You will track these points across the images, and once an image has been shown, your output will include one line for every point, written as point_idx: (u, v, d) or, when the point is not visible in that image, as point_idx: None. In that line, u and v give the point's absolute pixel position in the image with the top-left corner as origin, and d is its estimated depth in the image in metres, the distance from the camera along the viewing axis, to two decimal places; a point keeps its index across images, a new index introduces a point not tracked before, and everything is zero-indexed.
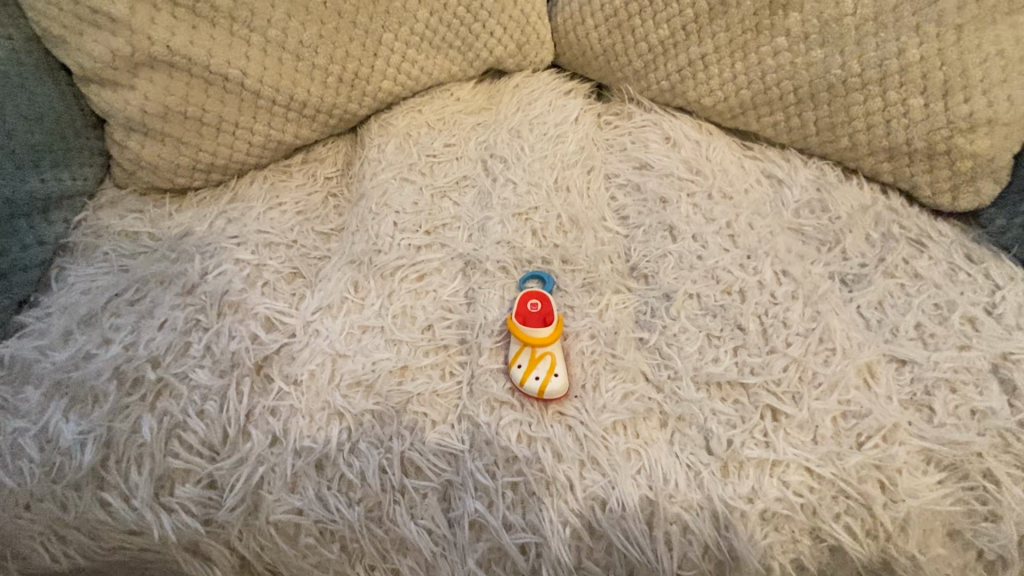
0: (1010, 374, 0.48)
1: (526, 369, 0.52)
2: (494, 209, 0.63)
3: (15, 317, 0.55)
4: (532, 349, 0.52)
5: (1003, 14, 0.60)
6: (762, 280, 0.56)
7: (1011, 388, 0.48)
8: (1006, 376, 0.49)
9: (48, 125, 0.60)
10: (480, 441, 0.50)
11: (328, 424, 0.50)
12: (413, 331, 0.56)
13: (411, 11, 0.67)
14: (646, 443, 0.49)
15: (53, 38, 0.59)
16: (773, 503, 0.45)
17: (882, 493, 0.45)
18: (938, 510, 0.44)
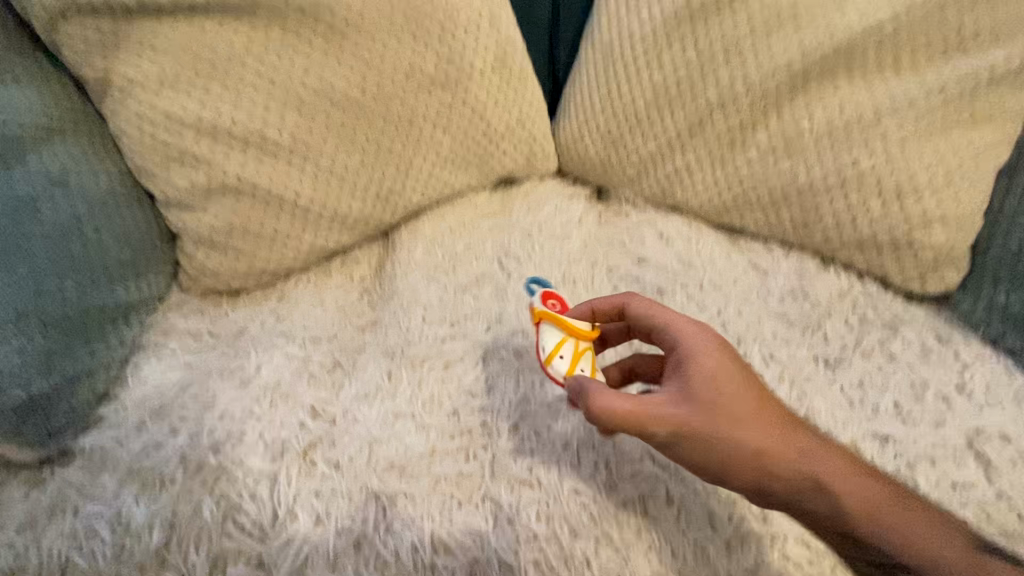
0: (983, 449, 0.55)
1: (570, 361, 0.53)
2: (510, 302, 0.72)
3: (98, 410, 0.62)
4: (561, 340, 0.54)
5: (939, 128, 0.70)
6: (751, 363, 0.63)
7: (986, 462, 0.54)
8: (980, 450, 0.55)
9: (134, 242, 0.70)
10: (504, 519, 0.55)
11: (366, 504, 0.56)
12: (440, 416, 0.62)
13: (437, 138, 0.80)
14: (653, 518, 0.54)
15: (145, 171, 0.72)
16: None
17: None
18: None
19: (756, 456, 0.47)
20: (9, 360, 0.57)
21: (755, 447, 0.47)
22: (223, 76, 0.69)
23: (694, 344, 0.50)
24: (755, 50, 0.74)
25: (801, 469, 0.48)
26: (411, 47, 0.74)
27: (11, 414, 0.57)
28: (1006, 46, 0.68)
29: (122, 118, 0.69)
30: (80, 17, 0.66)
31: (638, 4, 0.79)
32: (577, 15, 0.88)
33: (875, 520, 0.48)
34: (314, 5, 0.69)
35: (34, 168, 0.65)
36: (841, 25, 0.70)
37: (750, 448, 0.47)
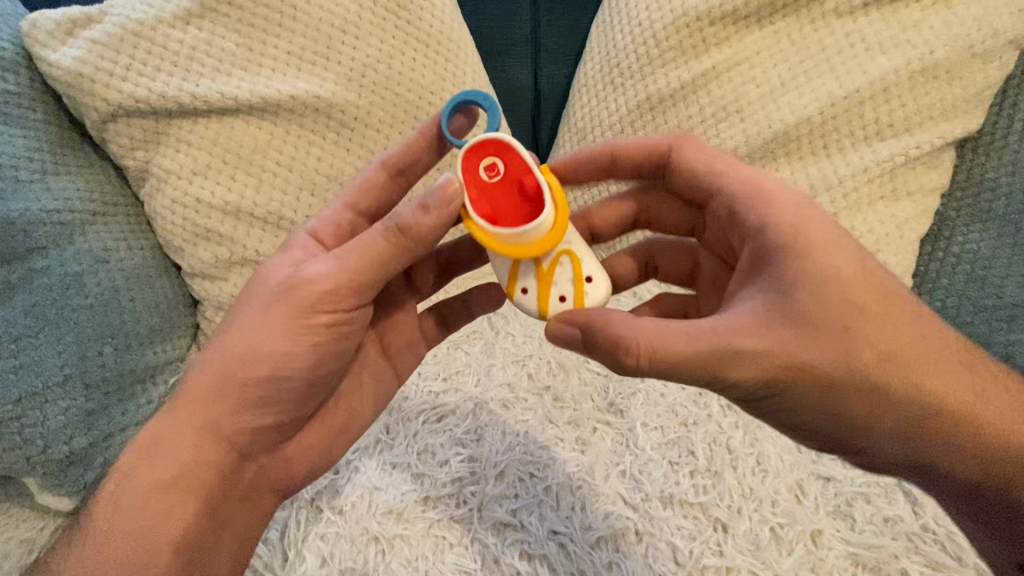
0: (910, 487, 0.64)
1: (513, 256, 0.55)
2: (497, 357, 0.78)
3: None
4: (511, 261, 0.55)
5: (875, 200, 0.80)
6: (711, 413, 0.70)
7: (913, 498, 0.64)
8: (908, 488, 0.64)
9: (163, 309, 0.79)
10: (490, 560, 0.62)
11: (366, 546, 0.63)
12: (433, 465, 0.69)
13: None
14: (624, 555, 0.62)
15: (174, 247, 0.81)
16: None
17: None
18: None
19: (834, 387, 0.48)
20: (56, 419, 0.67)
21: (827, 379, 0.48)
22: (247, 165, 0.80)
23: (796, 231, 0.50)
24: (706, 136, 0.85)
25: (879, 372, 0.48)
26: (410, 136, 0.85)
27: (54, 465, 0.67)
28: (913, 136, 0.78)
29: (158, 201, 0.79)
30: (127, 118, 0.76)
31: (606, 96, 0.90)
32: (557, 101, 1.01)
33: (936, 413, 0.50)
34: (329, 106, 0.81)
35: (82, 248, 0.74)
36: (778, 116, 0.81)
37: (831, 378, 0.48)
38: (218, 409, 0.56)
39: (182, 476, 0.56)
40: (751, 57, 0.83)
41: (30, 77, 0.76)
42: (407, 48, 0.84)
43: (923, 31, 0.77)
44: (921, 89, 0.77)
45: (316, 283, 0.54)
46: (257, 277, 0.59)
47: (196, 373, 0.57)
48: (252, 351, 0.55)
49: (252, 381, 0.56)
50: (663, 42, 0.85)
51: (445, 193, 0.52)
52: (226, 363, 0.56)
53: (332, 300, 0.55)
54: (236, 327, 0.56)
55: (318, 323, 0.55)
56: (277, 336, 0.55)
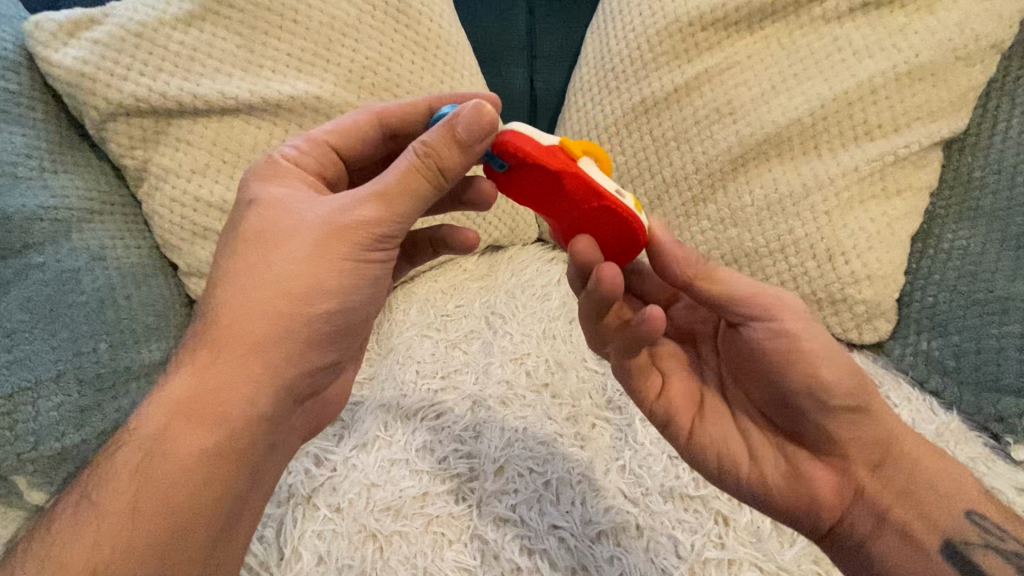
0: None
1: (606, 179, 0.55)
2: (495, 355, 0.78)
3: None
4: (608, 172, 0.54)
5: (867, 199, 0.81)
6: None
7: None
8: None
9: (159, 308, 0.79)
10: (490, 555, 0.62)
11: (364, 543, 0.63)
12: (431, 462, 0.68)
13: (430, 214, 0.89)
14: (626, 549, 0.62)
15: (171, 246, 0.80)
16: None
17: None
18: None
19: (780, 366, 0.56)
20: (48, 415, 0.67)
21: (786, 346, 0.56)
22: (246, 164, 0.80)
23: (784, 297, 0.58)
24: (700, 138, 0.86)
25: (820, 375, 0.55)
26: None
27: (45, 462, 0.67)
28: (901, 136, 0.80)
29: (156, 200, 0.79)
30: (127, 117, 0.77)
31: (602, 100, 0.92)
32: (553, 105, 1.03)
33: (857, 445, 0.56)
34: (327, 106, 0.82)
35: (78, 245, 0.74)
36: (770, 117, 0.83)
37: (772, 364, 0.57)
38: (260, 349, 0.51)
39: (224, 424, 0.49)
40: (742, 60, 0.85)
41: (30, 77, 0.76)
42: (405, 52, 0.86)
43: (908, 35, 0.79)
44: (908, 90, 0.79)
45: (365, 216, 0.52)
46: (275, 210, 0.54)
47: (228, 308, 0.50)
48: (299, 287, 0.51)
49: (297, 318, 0.52)
50: (657, 47, 0.87)
51: (477, 118, 0.50)
52: (268, 300, 0.51)
53: (379, 240, 0.53)
54: (274, 260, 0.51)
55: (361, 258, 0.53)
56: (323, 270, 0.52)
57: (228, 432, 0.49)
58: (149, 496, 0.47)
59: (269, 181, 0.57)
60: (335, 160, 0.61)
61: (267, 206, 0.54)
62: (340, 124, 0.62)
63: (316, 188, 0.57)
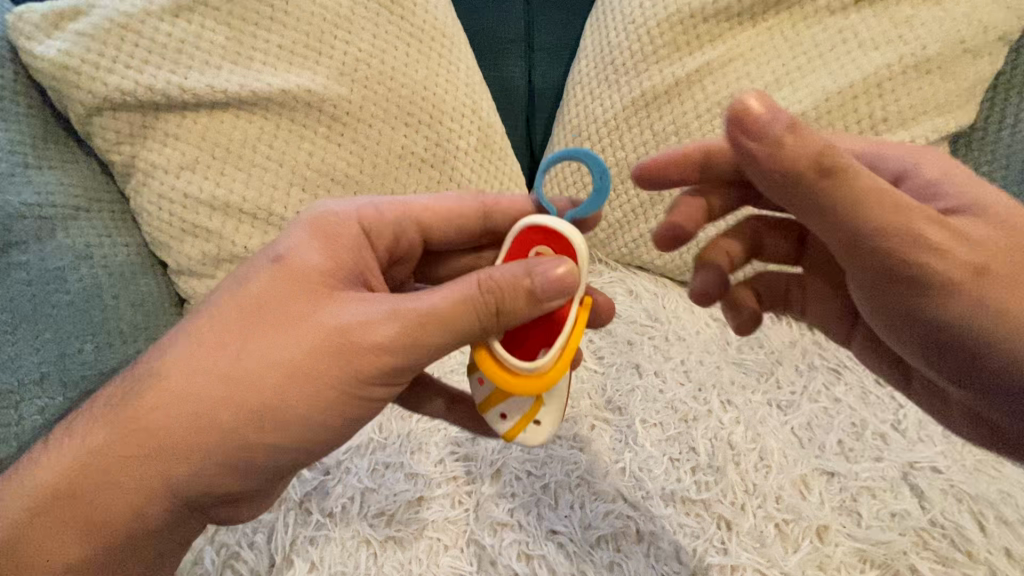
0: (916, 480, 0.65)
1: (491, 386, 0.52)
2: None
3: None
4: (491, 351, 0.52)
5: None
6: (711, 409, 0.70)
7: (919, 492, 0.64)
8: (914, 481, 0.65)
9: (148, 307, 0.77)
10: (487, 562, 0.61)
11: (357, 549, 0.61)
12: (427, 465, 0.67)
13: None
14: (626, 555, 0.61)
15: (159, 244, 0.78)
16: None
17: None
18: None
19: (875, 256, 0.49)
20: (31, 419, 0.66)
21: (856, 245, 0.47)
22: (236, 160, 0.78)
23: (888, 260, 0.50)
24: (702, 132, 0.84)
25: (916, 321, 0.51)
26: (404, 132, 0.84)
27: (26, 467, 0.66)
28: (908, 130, 0.78)
29: (144, 197, 0.77)
30: (113, 112, 0.75)
31: (601, 94, 0.90)
32: (551, 99, 1.00)
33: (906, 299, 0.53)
34: (319, 100, 0.79)
35: (64, 243, 0.72)
36: None
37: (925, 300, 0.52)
38: (193, 453, 0.47)
39: (139, 496, 0.48)
40: (745, 53, 0.83)
41: (14, 71, 0.74)
42: (400, 44, 0.84)
43: (915, 27, 0.77)
44: (914, 83, 0.77)
45: (381, 341, 0.47)
46: (294, 286, 0.49)
47: (184, 377, 0.48)
48: (266, 398, 0.47)
49: (244, 440, 0.47)
50: (657, 39, 0.85)
51: (563, 275, 0.47)
52: (222, 401, 0.47)
53: (372, 378, 0.48)
54: (258, 358, 0.47)
55: (343, 390, 0.48)
56: (296, 399, 0.47)
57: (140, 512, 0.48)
58: (45, 526, 0.49)
59: (314, 239, 0.53)
60: (413, 239, 0.60)
61: (295, 276, 0.50)
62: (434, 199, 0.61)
63: (364, 257, 0.54)
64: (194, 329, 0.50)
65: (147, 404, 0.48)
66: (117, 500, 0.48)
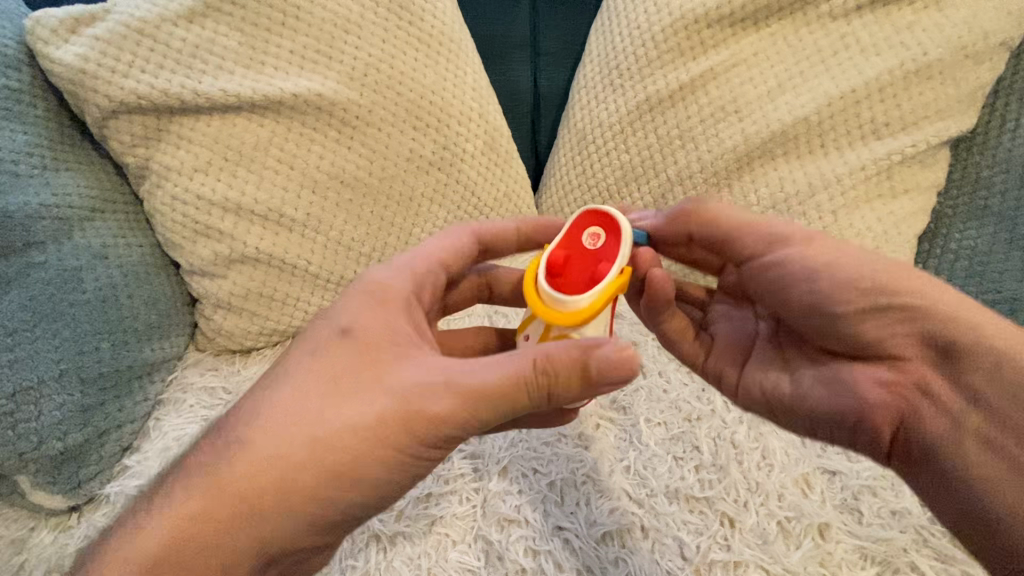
0: None
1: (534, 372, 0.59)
2: None
3: (120, 461, 0.73)
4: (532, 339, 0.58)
5: (875, 198, 0.80)
6: (714, 409, 0.71)
7: None
8: None
9: (162, 306, 0.79)
10: (494, 557, 0.62)
11: (367, 544, 0.63)
12: (435, 462, 0.68)
13: (433, 213, 0.88)
14: (631, 551, 0.62)
15: (172, 245, 0.80)
16: None
17: None
18: None
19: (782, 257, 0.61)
20: (51, 415, 0.67)
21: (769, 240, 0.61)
22: (248, 162, 0.79)
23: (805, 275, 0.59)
24: (705, 136, 0.85)
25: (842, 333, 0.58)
26: (412, 135, 0.85)
27: (47, 461, 0.68)
28: (909, 135, 0.79)
29: (158, 198, 0.79)
30: (129, 115, 0.76)
31: (606, 98, 0.91)
32: (556, 103, 1.02)
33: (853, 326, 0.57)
34: (330, 104, 0.81)
35: (80, 244, 0.74)
36: (776, 115, 0.82)
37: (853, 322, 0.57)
38: (284, 526, 0.47)
39: (223, 572, 0.46)
40: (748, 58, 0.84)
41: (32, 75, 0.76)
42: (409, 49, 0.85)
43: (916, 33, 0.78)
44: (915, 88, 0.78)
45: (438, 412, 0.47)
46: (367, 358, 0.50)
47: (264, 451, 0.47)
48: (342, 476, 0.47)
49: (338, 506, 0.48)
50: (662, 44, 0.86)
51: (620, 363, 0.47)
52: (310, 476, 0.47)
53: (446, 441, 0.49)
54: (341, 433, 0.47)
55: (430, 452, 0.49)
56: (384, 463, 0.48)
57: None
58: None
59: (369, 305, 0.54)
60: (437, 281, 0.61)
61: (363, 348, 0.51)
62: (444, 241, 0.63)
63: (417, 317, 0.56)
64: (264, 413, 0.49)
65: (224, 474, 0.47)
66: None
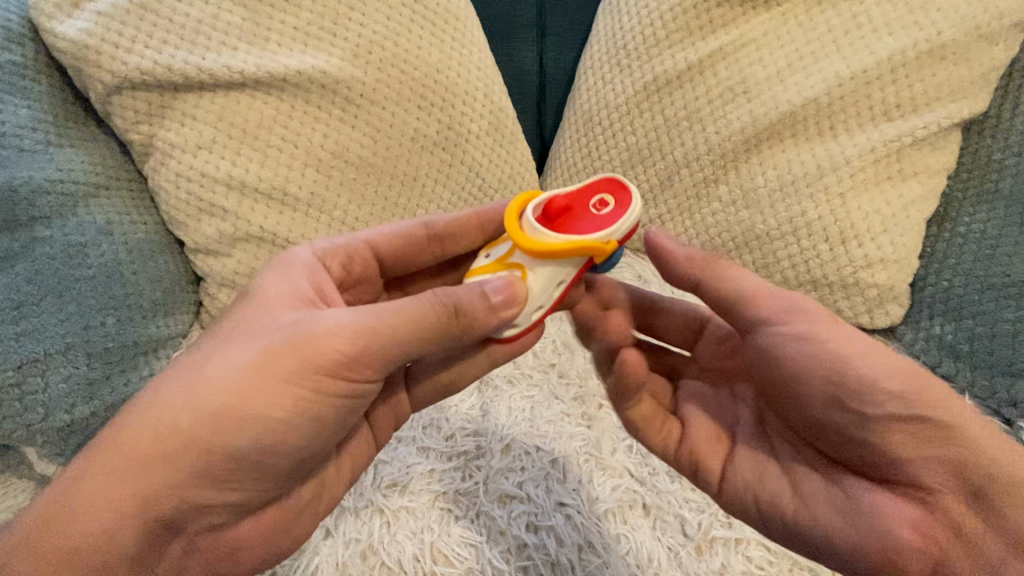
0: None
1: None
2: None
3: None
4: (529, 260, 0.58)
5: (883, 180, 0.79)
6: None
7: None
8: None
9: (165, 284, 0.79)
10: (496, 532, 0.62)
11: (371, 518, 0.63)
12: (438, 439, 0.68)
13: (436, 193, 0.88)
14: (632, 528, 0.63)
15: (177, 223, 0.80)
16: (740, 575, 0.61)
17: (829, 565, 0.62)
18: None
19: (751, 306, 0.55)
20: (57, 387, 0.68)
21: (710, 259, 0.57)
22: (252, 140, 0.79)
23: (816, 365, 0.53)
24: (713, 117, 0.84)
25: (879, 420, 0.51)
26: (416, 115, 0.85)
27: (53, 433, 0.68)
28: (920, 117, 0.78)
29: (162, 176, 0.78)
30: (132, 91, 0.76)
31: (613, 79, 0.90)
32: (562, 84, 1.01)
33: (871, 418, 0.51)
34: (334, 82, 0.80)
35: (85, 219, 0.74)
36: (785, 97, 0.81)
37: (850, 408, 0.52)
38: (165, 467, 0.48)
39: (114, 517, 0.47)
40: (758, 38, 0.83)
41: (35, 50, 0.75)
42: (413, 27, 0.84)
43: (930, 12, 0.77)
44: (928, 69, 0.77)
45: (325, 340, 0.49)
46: (259, 310, 0.54)
47: (161, 398, 0.50)
48: (227, 407, 0.49)
49: (221, 447, 0.49)
50: (670, 23, 0.85)
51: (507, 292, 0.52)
52: (190, 415, 0.49)
53: (340, 373, 0.49)
54: (218, 371, 0.50)
55: (303, 388, 0.49)
56: (259, 399, 0.49)
57: (107, 532, 0.47)
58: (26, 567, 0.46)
59: (275, 272, 0.58)
60: (365, 258, 0.64)
61: (258, 303, 0.54)
62: (389, 228, 0.65)
63: (319, 279, 0.59)
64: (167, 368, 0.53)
65: (123, 434, 0.49)
66: (92, 524, 0.47)
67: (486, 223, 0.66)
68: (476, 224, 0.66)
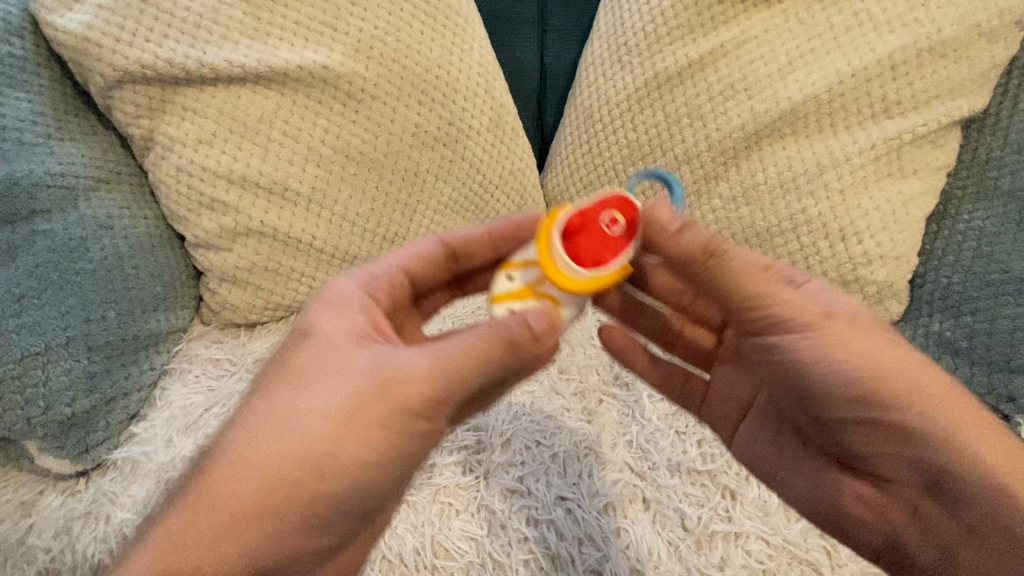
0: None
1: None
2: None
3: (127, 429, 0.73)
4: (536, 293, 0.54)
5: (884, 177, 0.80)
6: None
7: None
8: None
9: (166, 278, 0.79)
10: (496, 526, 0.63)
11: None
12: None
13: (437, 189, 0.88)
14: (633, 522, 0.63)
15: (177, 217, 0.80)
16: (739, 569, 0.61)
17: (829, 559, 0.62)
18: (878, 571, 0.61)
19: (752, 298, 0.50)
20: (58, 380, 0.68)
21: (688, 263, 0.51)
22: (253, 135, 0.79)
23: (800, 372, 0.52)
24: (714, 114, 0.84)
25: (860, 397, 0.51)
26: (417, 110, 0.84)
27: (55, 426, 0.68)
28: (920, 114, 0.78)
29: (163, 170, 0.78)
30: (133, 85, 0.76)
31: (614, 75, 0.90)
32: (563, 81, 1.01)
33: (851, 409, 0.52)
34: (335, 76, 0.80)
35: (86, 213, 0.74)
36: (786, 94, 0.81)
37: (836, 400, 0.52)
38: (266, 520, 0.47)
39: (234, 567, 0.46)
40: (759, 35, 0.83)
41: (36, 43, 0.75)
42: (415, 22, 0.84)
43: (931, 10, 0.77)
44: (929, 67, 0.77)
45: (412, 389, 0.48)
46: (327, 350, 0.50)
47: (240, 449, 0.47)
48: (328, 456, 0.47)
49: (326, 492, 0.47)
50: (672, 20, 0.85)
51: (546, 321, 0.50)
52: (294, 468, 0.47)
53: (432, 414, 0.48)
54: (301, 427, 0.47)
55: (395, 429, 0.48)
56: (353, 443, 0.47)
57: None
58: None
59: (328, 306, 0.53)
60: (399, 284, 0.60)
61: (317, 341, 0.51)
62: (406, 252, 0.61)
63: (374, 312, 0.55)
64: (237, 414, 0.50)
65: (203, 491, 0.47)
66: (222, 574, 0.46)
67: (498, 241, 0.63)
68: (491, 238, 0.63)
